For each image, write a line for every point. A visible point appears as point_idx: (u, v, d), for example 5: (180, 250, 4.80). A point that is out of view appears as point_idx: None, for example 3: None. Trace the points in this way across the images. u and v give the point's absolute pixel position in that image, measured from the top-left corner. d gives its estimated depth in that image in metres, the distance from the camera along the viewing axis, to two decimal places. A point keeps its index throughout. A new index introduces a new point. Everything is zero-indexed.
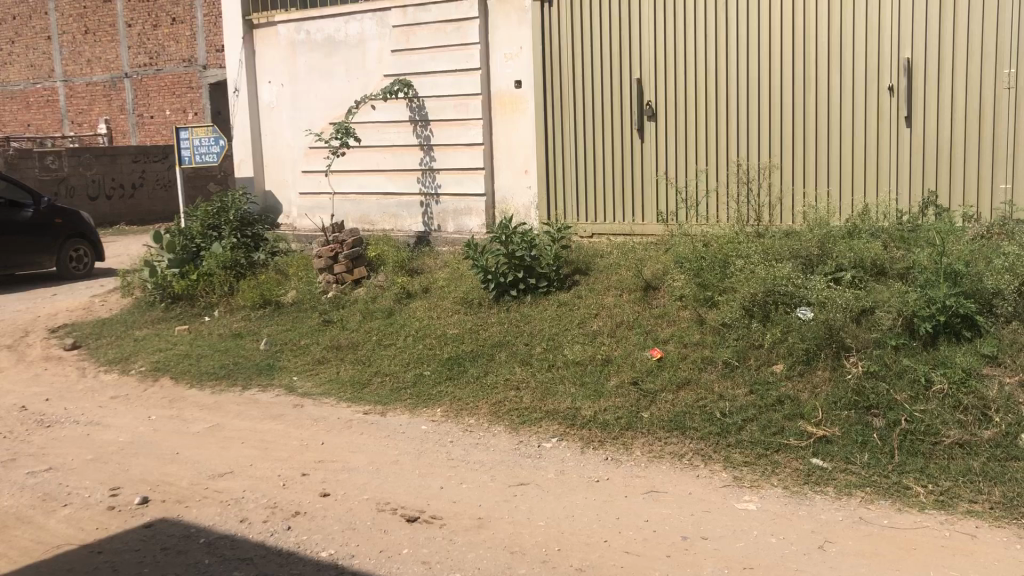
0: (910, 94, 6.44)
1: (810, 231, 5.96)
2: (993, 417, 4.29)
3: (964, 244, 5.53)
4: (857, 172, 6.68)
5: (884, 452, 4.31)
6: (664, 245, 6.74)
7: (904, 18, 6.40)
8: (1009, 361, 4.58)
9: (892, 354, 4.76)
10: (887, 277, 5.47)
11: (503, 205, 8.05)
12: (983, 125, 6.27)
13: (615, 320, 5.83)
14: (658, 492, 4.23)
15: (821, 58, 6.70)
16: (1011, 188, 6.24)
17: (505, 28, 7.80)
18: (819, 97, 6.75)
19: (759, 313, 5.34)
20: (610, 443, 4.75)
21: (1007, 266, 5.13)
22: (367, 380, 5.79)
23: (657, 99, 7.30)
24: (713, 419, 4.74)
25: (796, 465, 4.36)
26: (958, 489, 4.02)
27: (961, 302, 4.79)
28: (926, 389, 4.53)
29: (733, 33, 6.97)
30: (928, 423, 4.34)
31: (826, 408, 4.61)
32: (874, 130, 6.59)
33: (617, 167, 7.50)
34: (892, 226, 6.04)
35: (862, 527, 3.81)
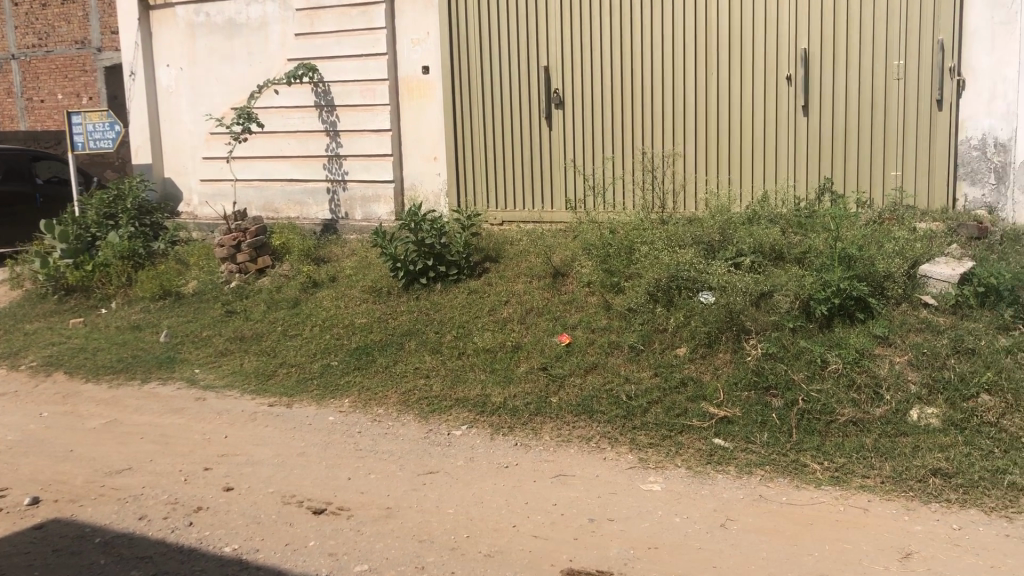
0: (806, 85, 6.64)
1: (712, 218, 6.10)
2: (885, 395, 4.47)
3: (858, 229, 5.74)
4: (757, 161, 6.87)
5: (782, 431, 4.45)
6: (572, 232, 6.81)
7: (800, 10, 6.58)
8: (898, 341, 4.78)
9: (790, 336, 4.92)
10: (785, 261, 5.65)
11: (412, 192, 7.99)
12: (875, 115, 6.51)
13: (524, 307, 5.85)
14: (567, 475, 4.28)
15: (723, 48, 6.84)
16: (901, 175, 6.50)
17: (412, 12, 7.71)
18: (721, 86, 6.89)
19: (663, 298, 5.44)
20: (519, 429, 4.77)
21: (896, 251, 5.36)
22: (273, 372, 5.68)
23: (565, 88, 7.34)
24: (619, 402, 4.81)
25: (698, 445, 4.47)
26: (852, 465, 4.17)
27: (854, 286, 4.95)
28: (822, 369, 4.68)
29: (639, 23, 7.05)
30: (824, 402, 4.49)
31: (727, 389, 4.73)
32: (773, 119, 6.78)
33: (526, 155, 7.53)
34: (789, 213, 6.22)
35: (761, 504, 3.93)
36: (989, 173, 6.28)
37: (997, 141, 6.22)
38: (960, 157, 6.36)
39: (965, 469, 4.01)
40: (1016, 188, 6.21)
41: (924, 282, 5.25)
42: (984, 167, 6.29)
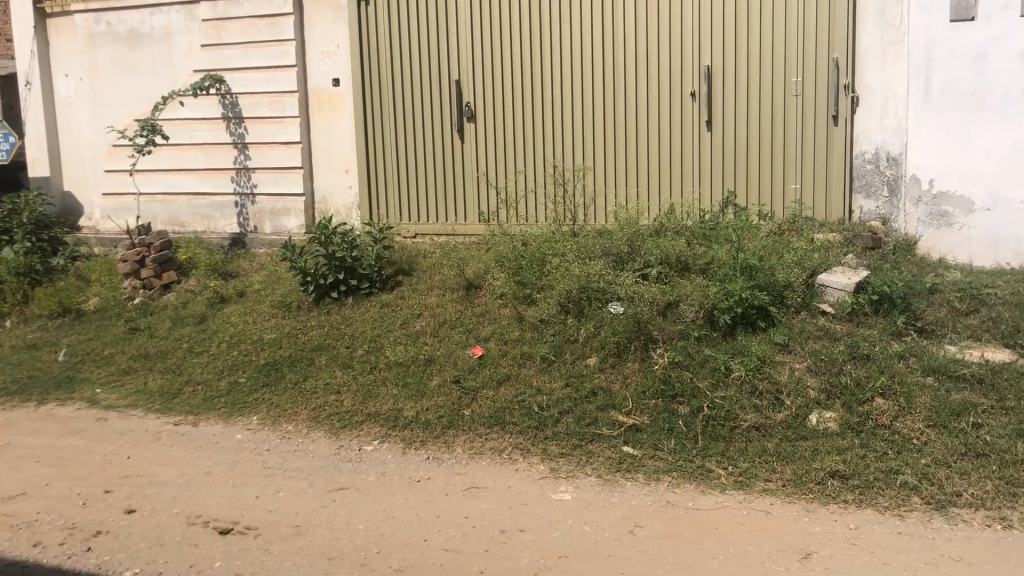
0: (710, 99, 6.85)
1: (620, 229, 6.23)
2: (785, 400, 4.62)
3: (759, 240, 5.94)
4: (664, 175, 7.04)
5: (689, 438, 4.55)
6: (486, 244, 6.84)
7: (703, 28, 6.78)
8: (798, 348, 4.95)
9: (695, 345, 5.04)
10: (690, 273, 5.80)
11: (323, 205, 7.92)
12: (774, 130, 6.74)
13: (437, 320, 5.85)
14: (478, 487, 4.28)
15: (631, 63, 6.99)
16: (800, 188, 6.74)
17: (321, 25, 7.65)
18: (628, 101, 7.04)
19: (574, 309, 5.52)
20: (432, 443, 4.76)
21: (795, 261, 5.56)
22: (178, 390, 5.54)
23: (476, 101, 7.38)
24: (531, 413, 4.84)
25: (608, 453, 4.54)
26: (756, 468, 4.30)
27: (755, 295, 5.12)
28: (725, 376, 4.81)
29: (548, 38, 7.14)
30: (728, 408, 4.62)
31: (635, 397, 4.82)
32: (679, 134, 6.96)
33: (438, 167, 7.53)
34: (695, 225, 6.40)
35: (669, 510, 4.01)
36: (883, 185, 6.54)
37: (889, 156, 6.48)
38: (856, 171, 6.61)
39: (861, 470, 4.17)
40: (907, 200, 6.47)
41: (822, 292, 5.45)
42: (878, 180, 6.55)
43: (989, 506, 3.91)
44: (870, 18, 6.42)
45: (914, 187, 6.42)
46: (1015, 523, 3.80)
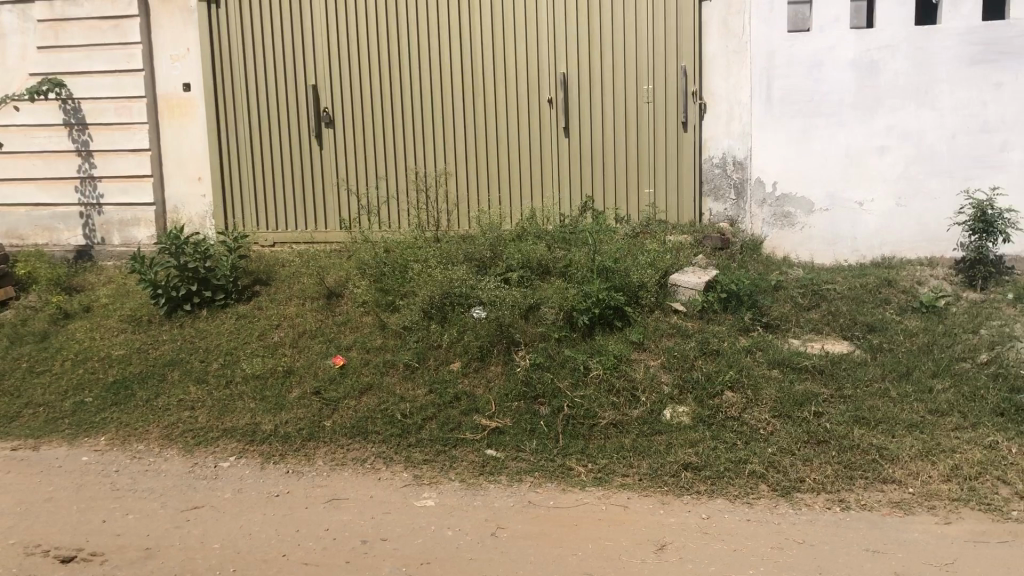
0: (567, 107, 6.99)
1: (483, 235, 6.27)
2: (641, 396, 4.76)
3: (615, 243, 6.10)
4: (525, 181, 7.15)
5: (550, 438, 4.62)
6: (347, 252, 6.74)
7: (559, 37, 6.93)
8: (652, 346, 5.13)
9: (556, 346, 5.14)
10: (551, 276, 5.91)
11: (175, 214, 7.63)
12: (629, 136, 6.95)
13: (296, 330, 5.73)
14: (340, 498, 4.22)
15: (489, 69, 7.06)
16: (654, 192, 6.97)
17: (169, 27, 7.38)
18: (488, 108, 7.11)
19: (437, 315, 5.51)
20: (292, 456, 4.66)
21: (649, 262, 5.75)
22: (16, 413, 5.21)
23: (334, 105, 7.28)
24: (393, 421, 4.80)
25: (471, 457, 4.55)
26: (613, 465, 4.41)
27: (612, 295, 5.26)
28: (584, 375, 4.91)
29: (406, 44, 7.13)
30: (587, 406, 4.72)
31: (498, 401, 4.85)
32: (538, 140, 7.08)
33: (297, 174, 7.39)
34: (555, 229, 6.52)
35: (531, 510, 4.07)
36: (729, 188, 6.87)
37: (734, 160, 6.82)
38: (705, 174, 6.93)
39: (712, 461, 4.34)
40: (752, 202, 6.78)
41: (674, 291, 5.67)
42: (725, 183, 6.88)
43: (829, 490, 4.13)
44: (714, 27, 6.72)
45: (759, 190, 6.73)
46: (853, 504, 4.03)
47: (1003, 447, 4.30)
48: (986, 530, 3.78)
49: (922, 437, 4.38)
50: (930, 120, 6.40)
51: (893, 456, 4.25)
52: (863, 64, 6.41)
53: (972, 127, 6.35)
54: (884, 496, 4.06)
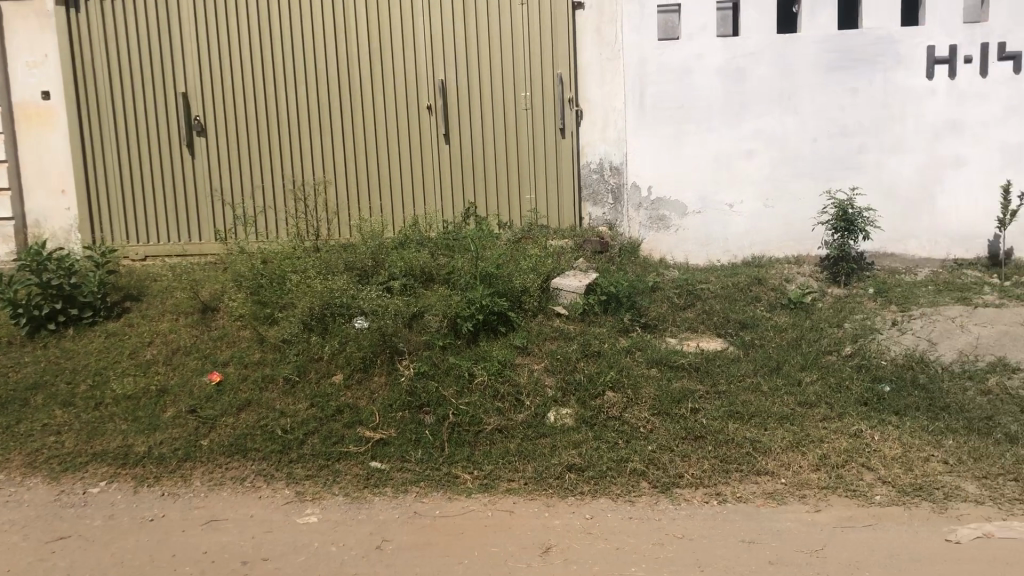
0: (446, 113, 6.99)
1: (364, 243, 6.19)
2: (525, 401, 4.79)
3: (498, 249, 6.13)
4: (406, 189, 7.12)
5: (435, 446, 4.59)
6: (223, 264, 6.55)
7: (435, 44, 6.92)
8: (536, 350, 5.19)
9: (440, 354, 5.11)
10: (434, 283, 5.89)
11: (37, 228, 7.24)
12: (509, 142, 7.00)
13: (170, 347, 5.53)
14: (219, 519, 4.10)
15: (366, 76, 6.99)
16: (535, 198, 7.04)
17: (25, 32, 6.98)
18: (366, 115, 7.04)
19: (317, 327, 5.41)
20: (167, 478, 4.49)
21: (530, 267, 5.81)
22: None
23: (206, 113, 7.07)
24: (274, 437, 4.68)
25: (356, 470, 4.49)
26: (499, 471, 4.41)
27: (495, 302, 5.28)
28: (469, 383, 4.90)
29: (279, 50, 6.98)
30: (472, 413, 4.71)
31: (382, 412, 4.80)
32: (418, 147, 7.05)
33: (168, 185, 7.14)
34: (437, 236, 6.50)
35: (415, 521, 4.04)
36: (607, 194, 6.98)
37: (611, 165, 6.92)
38: (583, 180, 7.01)
39: (595, 462, 4.39)
40: (629, 206, 6.93)
41: (556, 294, 5.75)
42: (603, 188, 6.98)
43: (706, 484, 4.23)
44: (588, 36, 6.82)
45: (635, 194, 6.89)
46: (729, 497, 4.14)
47: (866, 434, 4.49)
48: (852, 515, 3.92)
49: (792, 428, 4.56)
50: (793, 125, 6.68)
51: (766, 448, 4.40)
52: (730, 71, 6.65)
53: (831, 131, 6.67)
54: (758, 488, 4.19)
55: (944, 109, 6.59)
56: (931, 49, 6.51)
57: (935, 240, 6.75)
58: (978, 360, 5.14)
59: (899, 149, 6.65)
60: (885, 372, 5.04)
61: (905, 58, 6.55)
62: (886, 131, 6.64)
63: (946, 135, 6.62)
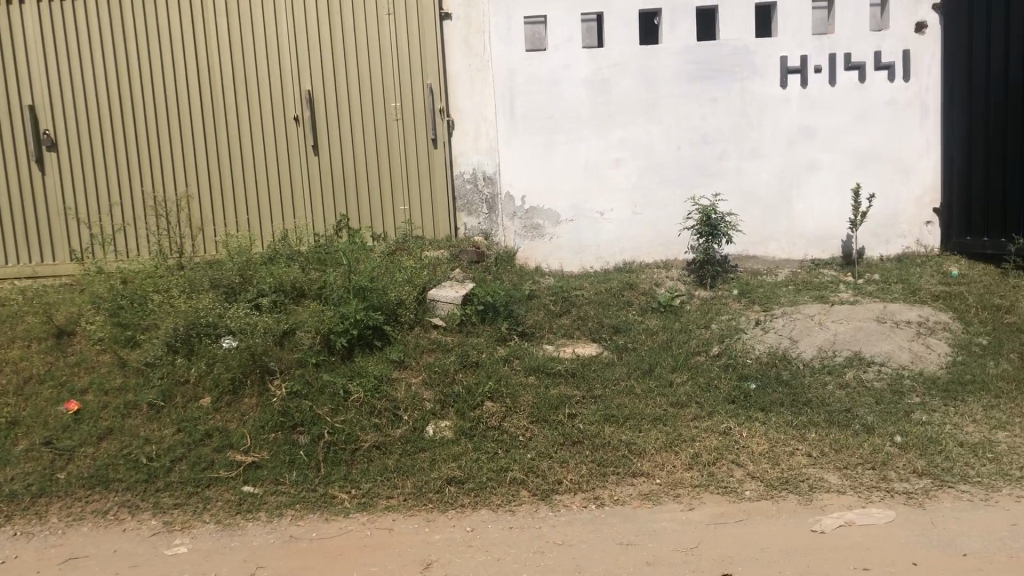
0: (314, 124, 6.85)
1: (231, 259, 5.99)
2: (403, 416, 4.72)
3: (372, 261, 6.05)
4: (274, 202, 6.93)
5: (310, 467, 4.46)
6: (79, 285, 6.22)
7: (301, 54, 6.77)
8: (412, 363, 5.13)
9: (313, 372, 4.98)
10: (306, 299, 5.75)
11: None
12: (380, 153, 6.90)
13: (22, 376, 5.19)
14: (79, 557, 3.87)
15: (229, 87, 6.78)
16: (409, 209, 6.97)
17: None
18: (230, 127, 6.82)
19: (183, 348, 5.19)
20: (20, 516, 4.21)
21: (405, 279, 5.76)
22: None
23: (57, 128, 6.73)
24: (139, 466, 4.46)
25: (227, 496, 4.31)
26: (377, 488, 4.33)
27: (369, 316, 5.20)
28: (345, 400, 4.80)
29: (135, 61, 6.70)
30: (348, 431, 4.60)
31: (253, 434, 4.63)
32: (285, 160, 6.88)
33: (17, 203, 6.76)
34: (309, 250, 6.35)
35: (292, 545, 3.92)
36: (482, 204, 6.96)
37: (485, 175, 6.92)
38: (457, 190, 6.97)
39: (475, 473, 4.36)
40: (504, 215, 6.97)
41: (432, 306, 5.71)
42: (477, 199, 6.96)
43: (585, 488, 4.27)
44: (457, 47, 6.81)
45: (509, 204, 6.94)
46: (606, 500, 4.19)
47: (735, 431, 4.63)
48: (724, 512, 4.03)
49: (666, 429, 4.66)
50: (658, 133, 6.87)
51: (641, 450, 4.48)
52: (596, 81, 6.78)
53: (694, 139, 6.88)
54: (634, 489, 4.26)
55: (797, 116, 6.91)
56: (784, 59, 6.82)
57: (794, 241, 7.05)
58: (836, 355, 5.40)
59: (757, 156, 6.93)
60: (751, 370, 5.23)
61: (761, 68, 6.83)
62: (745, 139, 6.91)
63: (800, 141, 6.94)
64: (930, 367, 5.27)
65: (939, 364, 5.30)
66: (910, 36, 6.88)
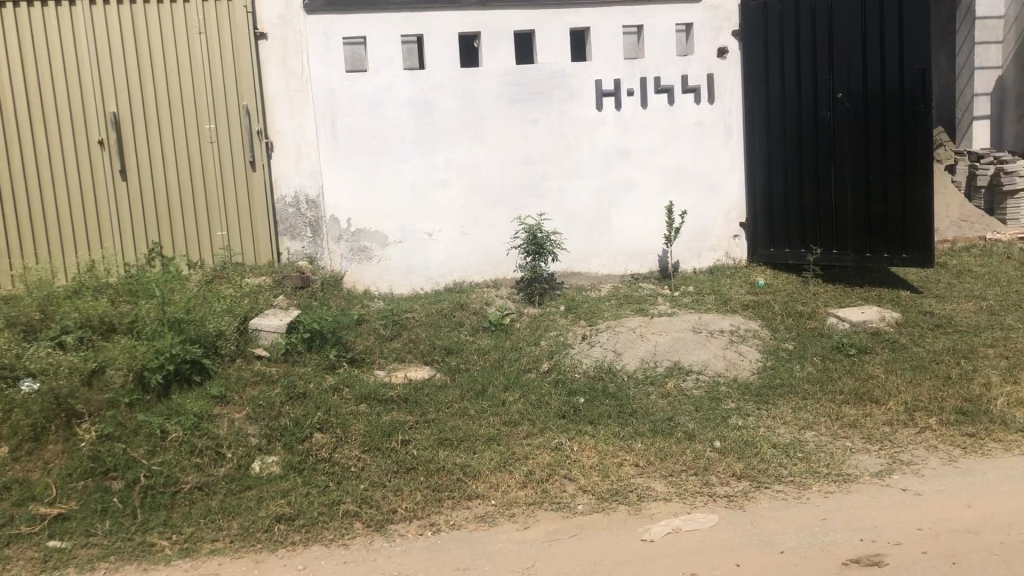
0: (121, 148, 6.50)
1: (30, 294, 5.58)
2: (226, 453, 4.48)
3: (188, 291, 5.78)
4: (78, 231, 6.56)
5: (125, 515, 4.17)
6: None
7: (104, 75, 6.43)
8: (235, 398, 4.90)
9: (126, 412, 4.67)
10: (116, 333, 5.39)
11: None
12: (194, 178, 6.61)
13: None
14: None
15: (24, 111, 6.40)
16: (227, 235, 6.69)
17: None
18: (26, 154, 6.45)
19: None
20: None
21: (226, 308, 5.55)
22: None
23: None
24: None
25: (30, 553, 3.97)
26: (201, 531, 4.09)
27: (186, 349, 4.93)
28: (162, 440, 4.52)
29: None
30: (167, 473, 4.33)
31: (59, 483, 4.30)
32: (89, 186, 6.52)
33: None
34: (119, 282, 5.98)
35: None
36: (305, 227, 6.74)
37: (307, 199, 6.71)
38: (279, 214, 6.72)
39: (305, 509, 4.20)
40: (329, 238, 6.78)
41: (255, 335, 5.51)
42: (300, 222, 6.74)
43: (419, 516, 4.20)
44: (273, 67, 6.56)
45: (334, 227, 6.77)
46: (442, 526, 4.14)
47: (565, 446, 4.71)
48: (557, 528, 4.08)
49: (498, 448, 4.67)
50: (482, 154, 6.93)
51: (475, 472, 4.46)
52: (419, 103, 6.77)
53: (516, 160, 7.00)
54: (469, 513, 4.23)
55: (613, 138, 7.16)
56: (599, 83, 7.05)
57: (615, 257, 7.28)
58: (657, 366, 5.61)
59: (578, 175, 7.13)
60: (579, 384, 5.35)
61: (577, 91, 7.04)
62: (565, 159, 7.09)
63: (617, 161, 7.20)
64: (743, 373, 5.57)
65: (751, 370, 5.61)
66: (713, 61, 7.31)
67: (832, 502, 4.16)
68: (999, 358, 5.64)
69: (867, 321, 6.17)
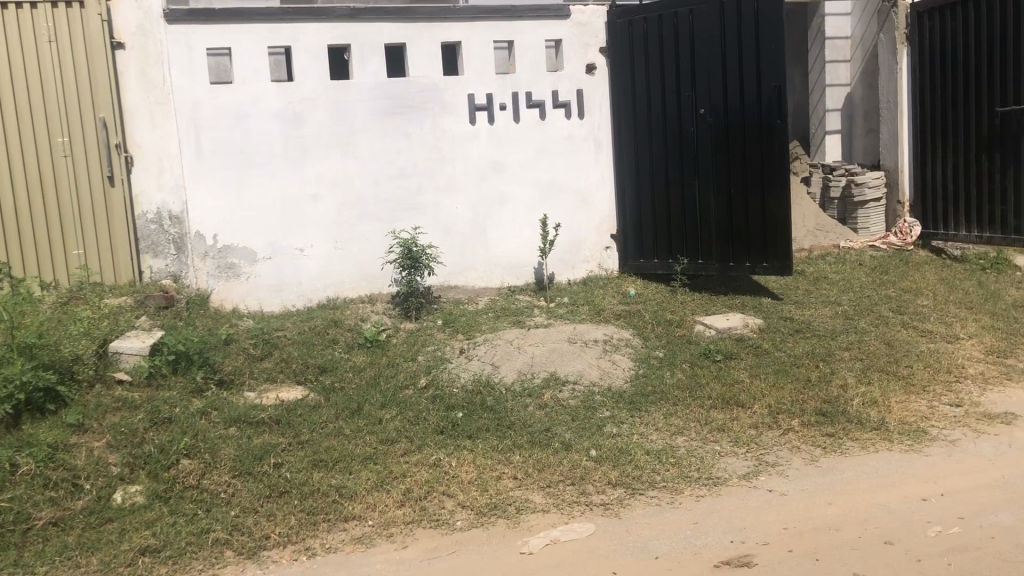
0: None
1: None
2: (84, 485, 4.24)
3: (41, 314, 5.45)
4: None
5: None
6: None
7: None
8: (94, 426, 4.65)
9: None
10: None
11: None
12: (46, 193, 6.26)
13: None
14: None
15: None
16: (84, 253, 6.35)
17: None
18: None
19: None
20: None
21: (82, 331, 5.27)
22: None
23: None
24: None
25: None
26: (56, 570, 3.82)
27: (39, 376, 4.64)
28: (11, 474, 4.24)
29: None
30: (17, 509, 4.06)
31: None
32: None
33: None
34: None
35: None
36: (168, 244, 6.48)
37: (170, 215, 6.45)
38: (140, 231, 6.43)
39: (172, 540, 4.01)
40: (194, 255, 6.53)
41: (115, 358, 5.25)
42: (163, 239, 6.47)
43: (294, 540, 4.07)
44: (132, 78, 6.29)
45: (200, 244, 6.53)
46: (318, 550, 4.02)
47: (444, 462, 4.68)
48: (436, 545, 4.03)
49: (375, 467, 4.59)
50: (354, 167, 6.84)
51: (351, 493, 4.36)
52: (288, 115, 6.62)
53: (389, 173, 6.93)
54: (346, 534, 4.14)
55: (486, 150, 7.19)
56: (470, 97, 7.08)
57: (490, 270, 7.31)
58: (534, 377, 5.64)
59: (452, 189, 7.12)
60: (457, 399, 5.33)
61: (450, 105, 7.04)
62: (439, 172, 7.07)
63: (490, 175, 7.23)
64: (617, 381, 5.68)
65: (625, 378, 5.72)
66: (582, 77, 7.46)
67: (703, 505, 4.28)
68: (854, 360, 5.95)
69: (732, 327, 6.41)
